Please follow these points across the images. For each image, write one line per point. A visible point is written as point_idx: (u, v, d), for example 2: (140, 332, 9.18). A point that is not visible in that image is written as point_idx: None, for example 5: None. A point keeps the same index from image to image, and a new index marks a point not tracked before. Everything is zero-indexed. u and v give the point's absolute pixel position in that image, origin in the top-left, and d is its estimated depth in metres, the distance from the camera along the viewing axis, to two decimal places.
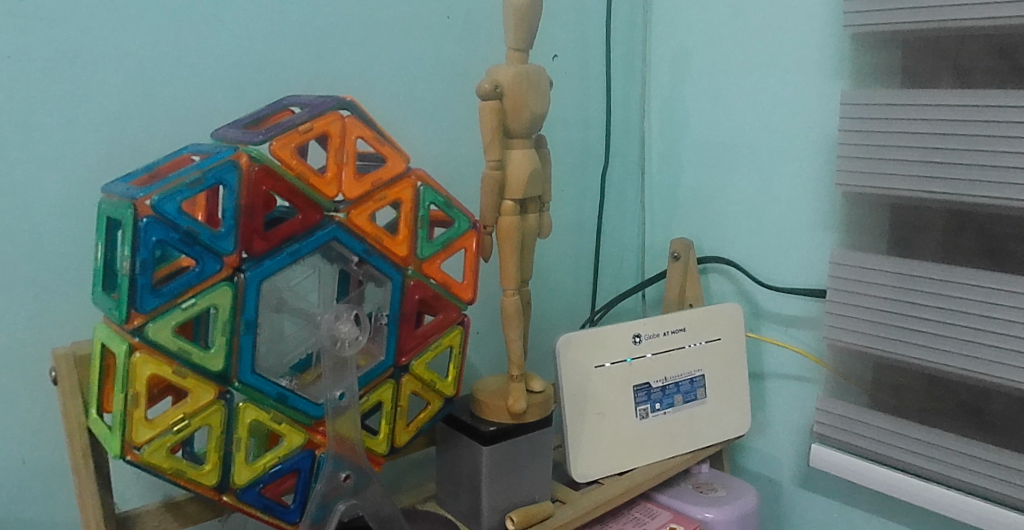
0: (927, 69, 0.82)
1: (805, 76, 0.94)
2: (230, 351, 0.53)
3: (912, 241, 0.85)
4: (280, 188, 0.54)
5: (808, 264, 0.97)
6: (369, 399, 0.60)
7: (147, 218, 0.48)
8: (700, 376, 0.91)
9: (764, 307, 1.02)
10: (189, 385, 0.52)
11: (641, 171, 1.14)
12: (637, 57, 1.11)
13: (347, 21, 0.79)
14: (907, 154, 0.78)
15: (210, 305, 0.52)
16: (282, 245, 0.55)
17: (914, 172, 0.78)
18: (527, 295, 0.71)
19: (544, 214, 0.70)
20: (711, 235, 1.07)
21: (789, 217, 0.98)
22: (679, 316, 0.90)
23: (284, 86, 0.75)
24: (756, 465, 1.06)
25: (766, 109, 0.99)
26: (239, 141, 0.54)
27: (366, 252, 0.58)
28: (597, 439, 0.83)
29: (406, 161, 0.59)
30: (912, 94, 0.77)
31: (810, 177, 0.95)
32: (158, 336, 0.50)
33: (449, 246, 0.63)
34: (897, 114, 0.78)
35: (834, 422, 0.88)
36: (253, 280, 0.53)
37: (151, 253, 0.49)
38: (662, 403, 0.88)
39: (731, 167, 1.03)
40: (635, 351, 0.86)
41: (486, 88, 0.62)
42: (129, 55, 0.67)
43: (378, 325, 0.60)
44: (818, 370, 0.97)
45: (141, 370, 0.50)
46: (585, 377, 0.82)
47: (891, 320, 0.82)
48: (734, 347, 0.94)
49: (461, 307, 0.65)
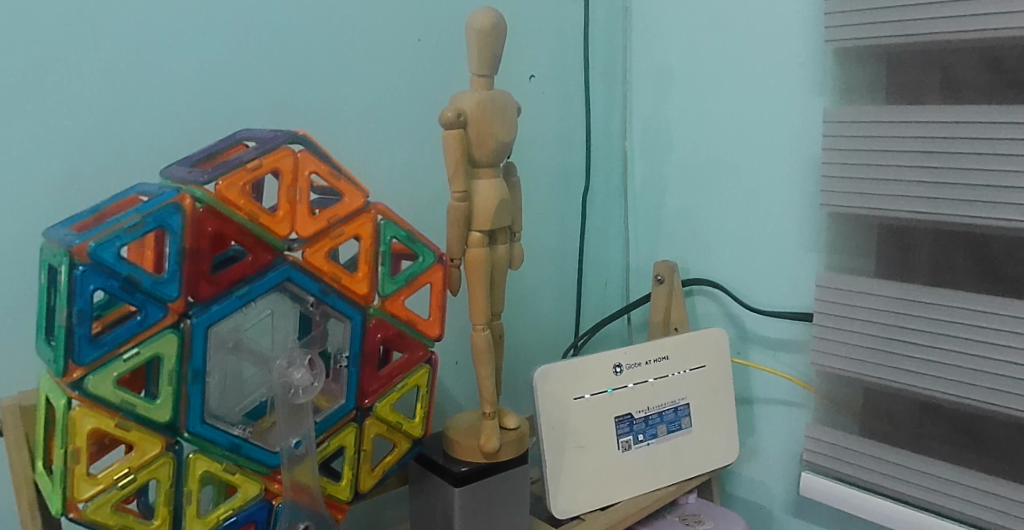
0: (913, 84, 0.80)
1: (787, 95, 0.92)
2: (178, 401, 0.50)
3: (899, 261, 0.82)
4: (229, 229, 0.51)
5: (795, 286, 0.94)
6: (329, 446, 0.57)
7: (83, 266, 0.46)
8: (685, 404, 0.89)
9: (750, 330, 1.00)
10: (134, 438, 0.49)
11: (624, 192, 1.12)
12: (618, 75, 1.09)
13: (315, 44, 0.77)
14: (890, 173, 0.76)
15: (154, 354, 0.49)
16: (231, 288, 0.52)
17: (899, 193, 0.76)
18: (499, 329, 0.69)
19: (515, 244, 0.67)
20: (697, 256, 1.05)
21: (773, 237, 0.96)
22: (661, 344, 0.88)
23: (249, 113, 0.73)
24: (745, 492, 1.03)
25: (749, 127, 0.96)
26: (184, 181, 0.52)
27: (322, 291, 0.56)
28: (578, 474, 0.80)
29: (364, 196, 0.57)
30: (896, 111, 0.75)
31: (793, 198, 0.93)
32: (98, 389, 0.47)
33: (414, 282, 0.61)
34: (881, 132, 0.76)
35: (824, 449, 0.86)
36: (200, 327, 0.51)
37: (89, 302, 0.46)
38: (645, 434, 0.85)
39: (715, 186, 1.01)
40: (616, 381, 0.83)
41: (449, 117, 0.60)
42: (87, 86, 0.65)
43: (338, 368, 0.58)
44: (806, 395, 0.95)
45: (81, 424, 0.47)
46: (564, 410, 0.80)
47: (877, 345, 0.79)
48: (720, 372, 0.92)
49: (428, 344, 0.62)
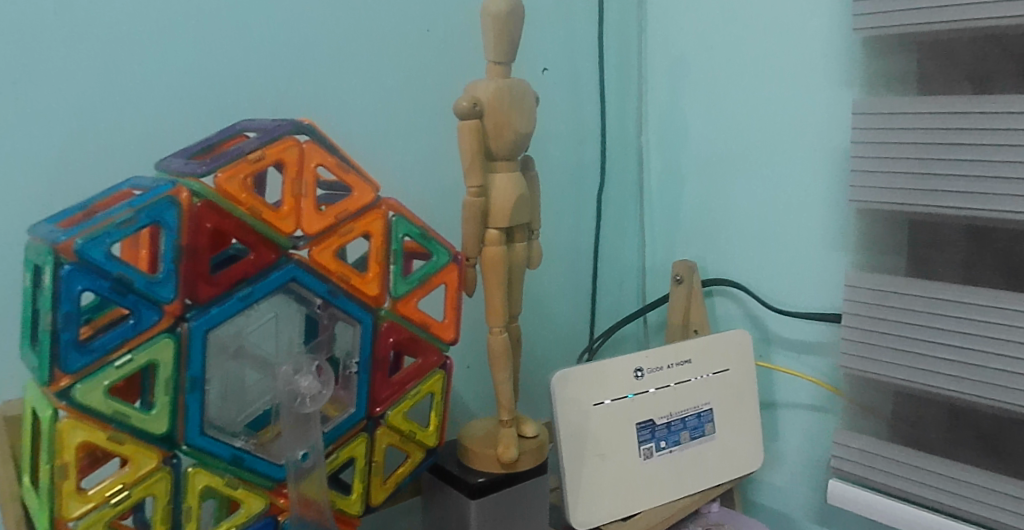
0: (946, 73, 0.75)
1: (810, 87, 0.89)
2: (175, 411, 0.47)
3: (930, 261, 0.78)
4: (229, 225, 0.48)
5: (820, 287, 0.90)
6: (338, 457, 0.54)
7: (70, 265, 0.42)
8: (708, 409, 0.85)
9: (773, 332, 0.96)
10: (127, 452, 0.45)
11: (640, 190, 1.08)
12: (632, 69, 1.06)
13: (317, 36, 0.74)
14: (922, 166, 0.72)
15: (150, 360, 0.46)
16: (231, 290, 0.49)
17: (931, 187, 0.72)
18: (516, 332, 0.65)
19: (533, 243, 0.64)
20: (716, 255, 1.01)
21: (796, 235, 0.92)
22: (683, 347, 0.84)
23: (247, 106, 0.70)
24: (767, 500, 0.99)
25: (770, 122, 0.93)
26: (182, 173, 0.49)
27: (331, 293, 0.52)
28: (599, 483, 0.77)
29: (374, 190, 0.54)
30: (928, 101, 0.71)
31: (818, 194, 0.89)
32: (87, 399, 0.44)
33: (428, 282, 0.57)
34: (914, 123, 0.72)
35: (854, 457, 0.81)
36: (199, 331, 0.47)
37: (76, 304, 0.43)
38: (668, 440, 0.81)
39: (735, 182, 0.97)
40: (637, 386, 0.80)
41: (464, 106, 0.56)
42: (77, 78, 0.62)
43: (347, 374, 0.54)
44: (833, 400, 0.91)
45: (69, 436, 0.44)
46: (583, 417, 0.76)
47: (908, 347, 0.75)
48: (744, 376, 0.88)
49: (442, 348, 0.59)
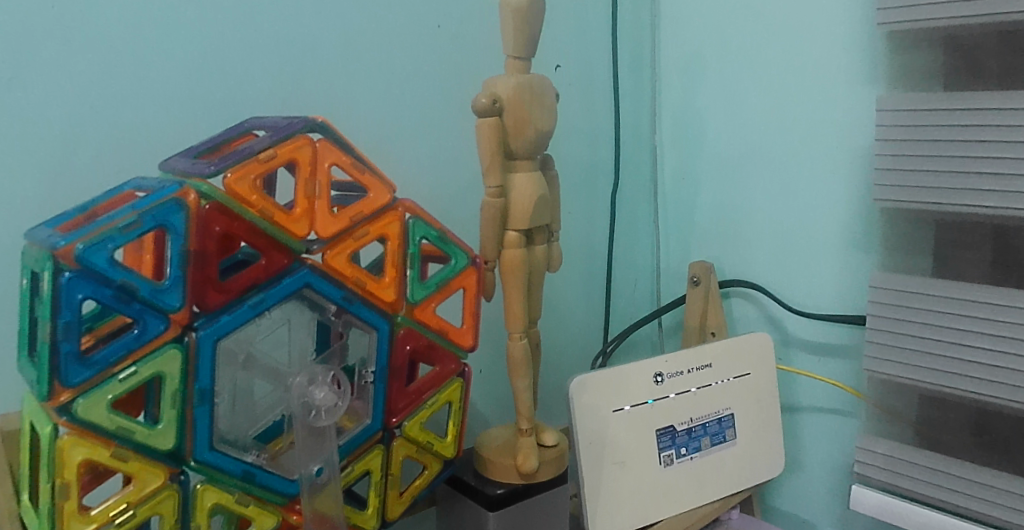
0: (975, 67, 0.71)
1: (831, 82, 0.86)
2: (183, 425, 0.44)
3: (955, 260, 0.74)
4: (239, 228, 0.46)
5: (842, 288, 0.87)
6: (354, 470, 0.51)
7: (70, 272, 0.40)
8: (729, 415, 0.82)
9: (794, 335, 0.93)
10: (132, 470, 0.43)
11: (654, 188, 1.06)
12: (645, 65, 1.03)
13: (323, 32, 0.71)
14: (953, 164, 0.68)
15: (156, 373, 0.43)
16: (241, 297, 0.46)
17: (963, 185, 0.67)
18: (535, 337, 0.64)
19: (553, 244, 0.63)
20: (734, 255, 0.98)
21: (816, 235, 0.89)
22: (704, 351, 0.81)
23: (252, 103, 0.68)
24: (787, 506, 0.97)
25: (789, 118, 0.90)
26: (188, 174, 0.46)
27: (346, 299, 0.50)
28: (617, 492, 0.74)
29: (391, 191, 0.51)
30: (959, 97, 0.67)
31: (839, 192, 0.86)
32: (89, 415, 0.41)
33: (446, 286, 0.55)
34: (943, 120, 0.68)
35: (878, 462, 0.77)
36: (208, 340, 0.45)
37: (77, 314, 0.40)
38: (688, 447, 0.79)
39: (752, 181, 0.94)
40: (657, 391, 0.77)
41: (483, 103, 0.56)
42: (75, 75, 0.60)
43: (363, 384, 0.52)
44: (857, 403, 0.88)
45: (70, 454, 0.41)
46: (602, 423, 0.73)
47: (932, 350, 0.71)
48: (765, 381, 0.85)
49: (460, 355, 0.56)
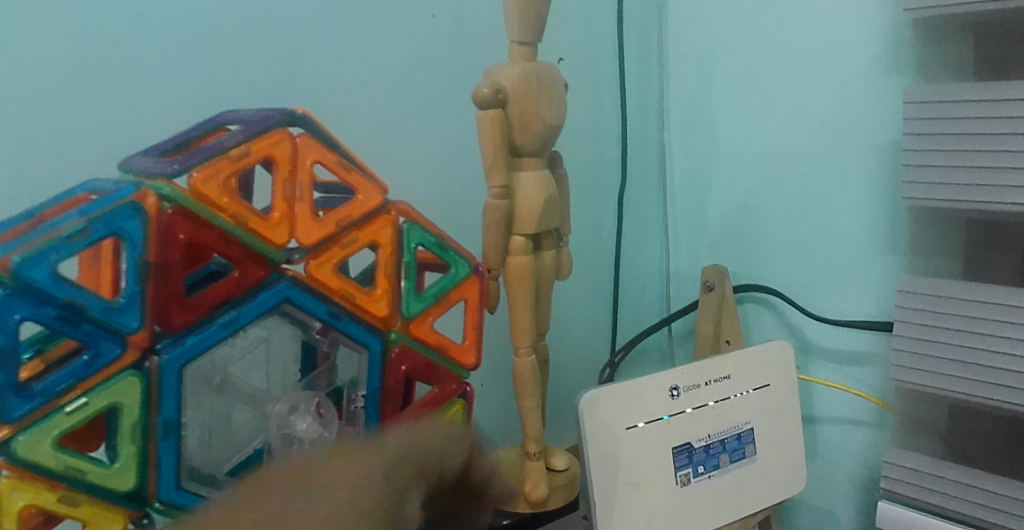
0: (999, 54, 0.64)
1: (854, 74, 0.80)
2: (144, 461, 0.40)
3: (983, 261, 0.66)
4: (207, 238, 0.41)
5: (864, 293, 0.82)
6: None
7: (5, 290, 0.35)
8: (749, 429, 0.76)
9: (812, 341, 0.87)
10: (84, 515, 0.38)
11: (662, 188, 1.01)
12: (652, 58, 0.98)
13: (318, 18, 0.67)
14: (979, 161, 0.58)
15: (111, 404, 0.39)
16: (212, 315, 0.42)
17: (993, 182, 0.58)
18: (543, 352, 0.60)
19: (562, 250, 0.60)
20: (748, 257, 0.92)
21: (835, 236, 0.84)
22: (723, 361, 0.75)
23: (236, 93, 0.63)
24: (805, 523, 0.91)
25: (808, 113, 0.84)
26: (148, 173, 0.41)
27: (331, 314, 0.46)
28: (631, 516, 0.67)
29: (382, 192, 0.48)
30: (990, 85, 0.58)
31: (865, 186, 0.80)
32: (31, 454, 0.36)
33: (444, 298, 0.51)
34: (967, 111, 0.58)
35: (906, 477, 0.66)
36: (172, 365, 0.40)
37: (15, 339, 0.36)
38: (706, 465, 0.72)
39: (766, 179, 0.89)
40: (673, 406, 0.71)
41: (485, 93, 0.52)
42: (36, 64, 0.55)
43: (353, 409, 0.48)
44: (880, 414, 0.82)
45: (9, 501, 0.36)
46: (614, 442, 0.67)
47: (970, 358, 0.60)
48: (786, 392, 0.79)
49: (463, 375, 0.53)
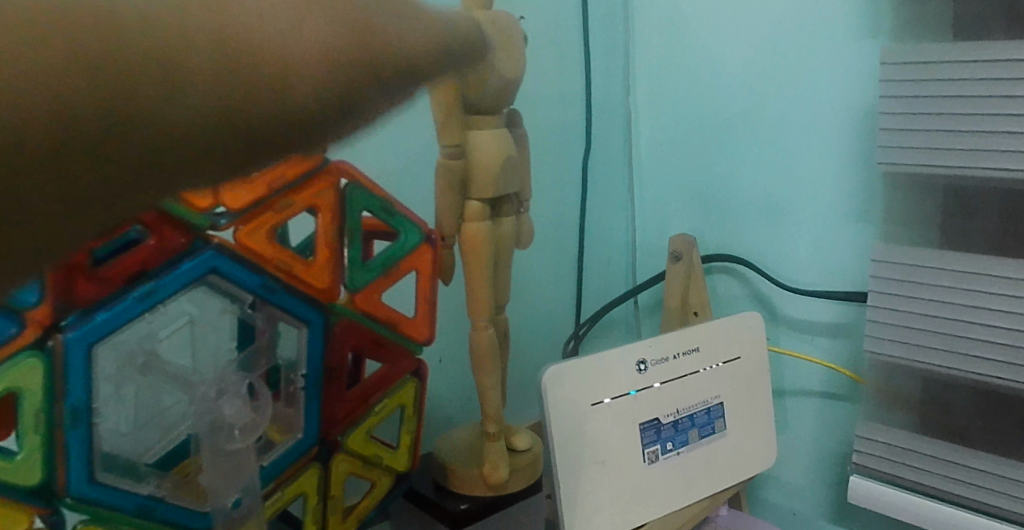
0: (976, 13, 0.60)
1: (827, 36, 0.77)
2: (51, 449, 0.38)
3: (963, 229, 0.63)
4: None
5: (833, 262, 0.79)
6: (289, 492, 0.47)
7: None
8: (718, 403, 0.73)
9: (781, 311, 0.85)
10: None
11: (628, 156, 0.97)
12: (618, 19, 0.94)
13: None
14: (960, 125, 0.55)
15: (11, 388, 0.37)
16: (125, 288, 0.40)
17: (971, 147, 0.55)
18: (503, 326, 0.59)
19: (523, 217, 0.59)
20: (716, 227, 0.90)
21: (804, 204, 0.81)
22: (692, 334, 0.72)
23: None
24: (775, 497, 0.89)
25: (778, 75, 0.81)
26: None
27: (265, 286, 0.45)
28: (598, 496, 0.64)
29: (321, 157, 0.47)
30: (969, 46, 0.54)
31: (837, 152, 0.77)
32: None
33: (393, 267, 0.52)
34: (945, 74, 0.55)
35: (880, 452, 0.63)
36: (77, 344, 0.38)
37: None
38: (674, 441, 0.70)
39: (733, 145, 0.86)
40: (639, 381, 0.67)
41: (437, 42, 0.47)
42: None
43: (293, 391, 0.49)
44: (850, 385, 0.80)
45: None
46: (580, 419, 0.63)
47: (947, 330, 0.57)
48: (757, 366, 0.77)
49: (416, 350, 0.55)
